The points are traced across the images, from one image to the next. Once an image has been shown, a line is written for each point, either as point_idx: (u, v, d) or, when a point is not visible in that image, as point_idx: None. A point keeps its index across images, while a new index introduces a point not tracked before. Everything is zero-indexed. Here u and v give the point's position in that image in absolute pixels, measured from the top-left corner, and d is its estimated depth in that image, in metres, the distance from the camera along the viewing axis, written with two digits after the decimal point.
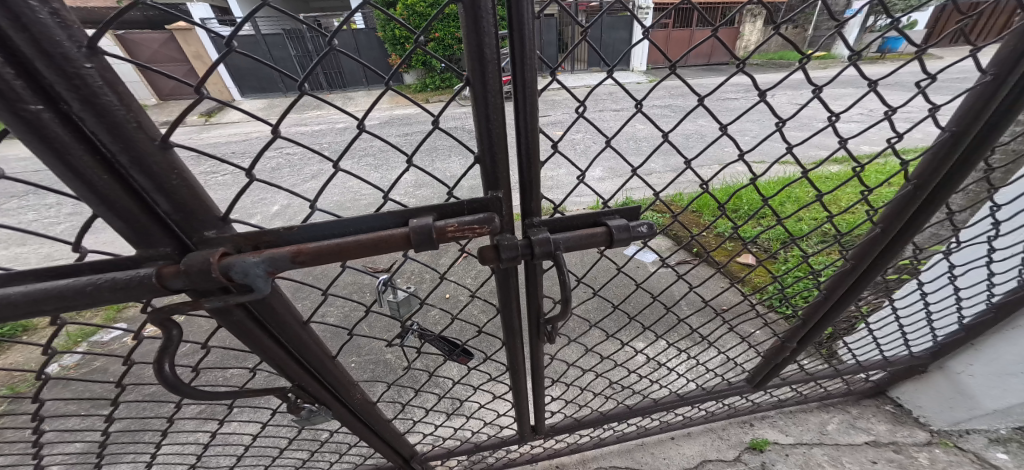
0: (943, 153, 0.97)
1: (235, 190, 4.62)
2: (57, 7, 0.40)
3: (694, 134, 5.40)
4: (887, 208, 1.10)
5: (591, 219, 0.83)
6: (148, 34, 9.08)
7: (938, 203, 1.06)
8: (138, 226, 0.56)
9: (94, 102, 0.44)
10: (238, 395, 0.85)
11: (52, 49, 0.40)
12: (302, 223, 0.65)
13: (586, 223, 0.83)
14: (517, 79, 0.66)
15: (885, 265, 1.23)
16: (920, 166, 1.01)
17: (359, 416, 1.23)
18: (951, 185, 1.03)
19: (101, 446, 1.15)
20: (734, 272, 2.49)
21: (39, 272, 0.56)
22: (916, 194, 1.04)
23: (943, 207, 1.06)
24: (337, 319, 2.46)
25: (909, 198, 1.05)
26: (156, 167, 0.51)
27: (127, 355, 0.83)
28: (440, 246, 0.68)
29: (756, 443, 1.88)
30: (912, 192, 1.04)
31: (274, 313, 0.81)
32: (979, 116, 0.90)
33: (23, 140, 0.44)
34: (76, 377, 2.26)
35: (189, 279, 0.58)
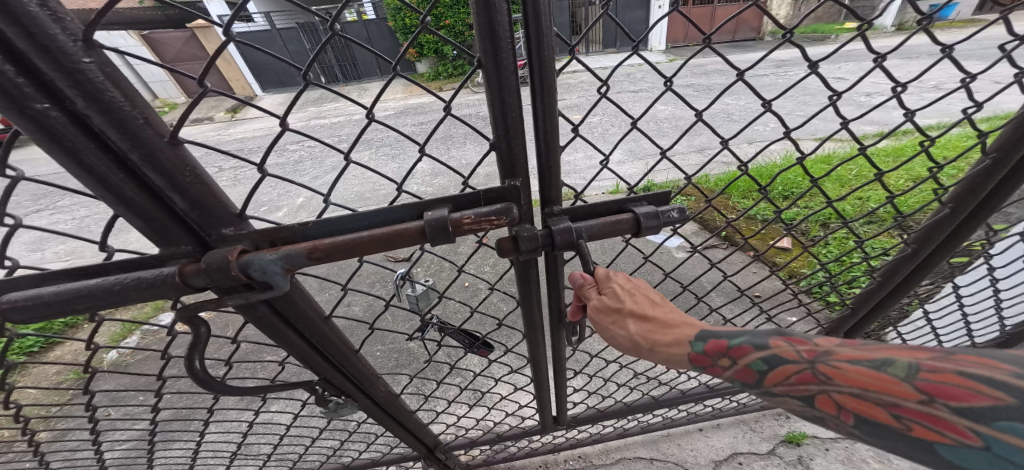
0: None
1: (261, 184, 4.78)
2: None
3: (722, 113, 5.12)
4: (957, 186, 0.99)
5: (617, 206, 0.78)
6: (171, 34, 9.44)
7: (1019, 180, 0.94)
8: (158, 225, 0.56)
9: (98, 97, 0.43)
10: (268, 389, 0.87)
11: (47, 43, 0.39)
12: (316, 219, 0.63)
13: (610, 210, 0.78)
14: (533, 62, 0.62)
15: (951, 249, 1.11)
16: (1001, 137, 0.89)
17: (384, 407, 1.25)
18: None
19: (147, 433, 1.22)
20: (770, 258, 2.36)
21: (70, 272, 0.57)
22: (995, 168, 0.93)
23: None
24: (364, 310, 2.53)
25: (985, 174, 0.94)
26: (168, 164, 0.50)
27: (162, 351, 0.86)
28: (457, 239, 0.65)
29: (792, 437, 1.80)
30: (989, 167, 0.92)
31: (297, 310, 0.82)
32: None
33: (36, 139, 0.44)
34: (128, 364, 2.43)
35: (209, 277, 0.57)
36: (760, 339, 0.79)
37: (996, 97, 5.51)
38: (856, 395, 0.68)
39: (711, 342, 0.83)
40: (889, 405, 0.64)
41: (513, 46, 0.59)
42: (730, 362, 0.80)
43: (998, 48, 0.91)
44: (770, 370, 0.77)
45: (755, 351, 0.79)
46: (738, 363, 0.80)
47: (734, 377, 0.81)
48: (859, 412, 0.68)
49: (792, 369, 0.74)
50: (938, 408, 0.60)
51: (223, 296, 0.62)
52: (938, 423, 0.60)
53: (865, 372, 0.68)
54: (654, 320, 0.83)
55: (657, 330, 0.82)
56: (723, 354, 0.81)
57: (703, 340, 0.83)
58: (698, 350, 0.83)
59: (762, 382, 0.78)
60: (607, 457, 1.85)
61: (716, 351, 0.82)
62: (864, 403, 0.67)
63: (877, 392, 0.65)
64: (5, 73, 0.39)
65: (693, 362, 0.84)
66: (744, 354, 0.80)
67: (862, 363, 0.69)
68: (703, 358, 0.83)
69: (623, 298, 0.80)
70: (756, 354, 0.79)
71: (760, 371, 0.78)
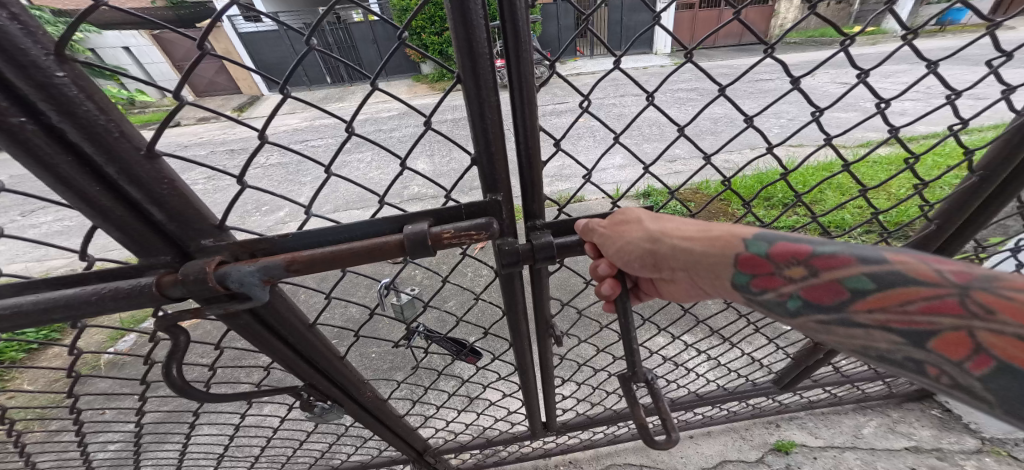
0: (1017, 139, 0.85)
1: (261, 183, 4.78)
2: (16, 11, 0.39)
3: (722, 118, 5.12)
4: (944, 202, 0.99)
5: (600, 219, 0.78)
6: (180, 33, 9.58)
7: (1007, 198, 0.94)
8: (137, 236, 0.56)
9: (73, 112, 0.44)
10: (251, 396, 0.88)
11: (20, 58, 0.40)
12: (296, 230, 0.64)
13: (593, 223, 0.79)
14: (511, 64, 0.61)
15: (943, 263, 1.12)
16: (988, 154, 0.89)
17: (370, 412, 1.25)
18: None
19: (134, 436, 1.22)
20: None
21: (49, 281, 0.57)
22: (982, 185, 0.92)
23: (1015, 198, 0.93)
24: (360, 311, 2.55)
25: (972, 190, 0.94)
26: (144, 176, 0.51)
27: (147, 356, 0.86)
28: (436, 252, 0.66)
29: (781, 445, 1.80)
30: (976, 184, 0.92)
31: (280, 317, 0.82)
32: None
33: (7, 151, 0.44)
34: (127, 362, 2.45)
35: (186, 288, 0.58)
36: (872, 250, 0.64)
37: (999, 105, 5.52)
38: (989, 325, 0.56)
39: (787, 249, 0.71)
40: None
41: (490, 46, 0.58)
42: (811, 273, 0.68)
43: (988, 64, 0.90)
44: (868, 288, 0.63)
45: (858, 264, 0.64)
46: (824, 277, 0.67)
47: (807, 295, 0.69)
48: (1000, 353, 0.55)
49: (914, 291, 0.60)
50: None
51: (201, 306, 0.62)
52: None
53: (1006, 301, 0.56)
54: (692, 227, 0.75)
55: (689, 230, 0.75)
56: (800, 263, 0.69)
57: (776, 247, 0.71)
58: (762, 256, 0.71)
59: (852, 301, 0.65)
60: (598, 463, 1.86)
61: (791, 259, 0.70)
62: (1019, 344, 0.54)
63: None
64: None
65: (743, 269, 0.72)
66: (840, 268, 0.65)
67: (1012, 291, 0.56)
68: (768, 268, 0.71)
69: None
70: (858, 269, 0.64)
71: (858, 290, 0.64)
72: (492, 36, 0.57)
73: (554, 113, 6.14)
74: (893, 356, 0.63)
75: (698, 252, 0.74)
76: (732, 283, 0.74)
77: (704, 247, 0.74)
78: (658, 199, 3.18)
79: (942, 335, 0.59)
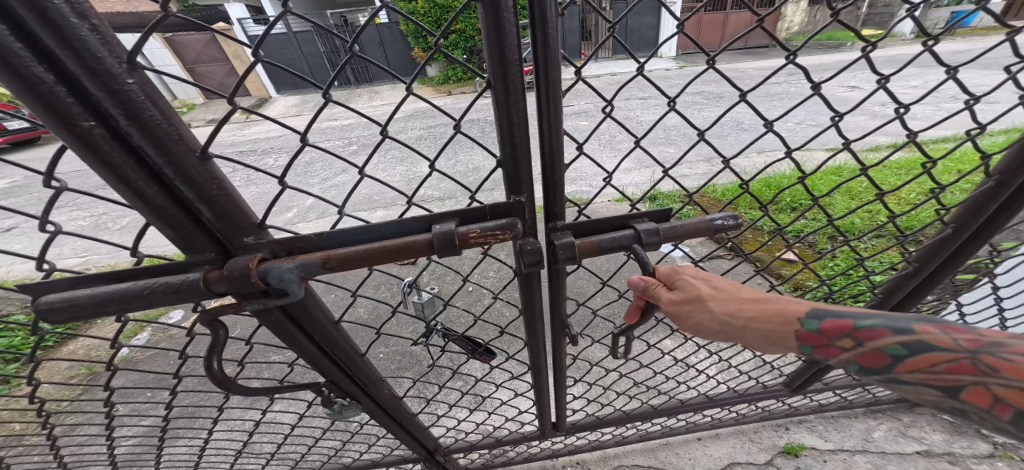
0: None
1: (271, 184, 4.85)
2: (96, 23, 0.42)
3: (731, 122, 5.11)
4: (959, 206, 1.00)
5: (620, 221, 0.81)
6: (192, 36, 9.73)
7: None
8: (185, 233, 0.60)
9: (139, 117, 0.47)
10: (277, 390, 0.91)
11: (96, 66, 0.43)
12: (330, 230, 0.67)
13: (613, 225, 0.81)
14: (539, 69, 0.64)
15: (957, 267, 1.12)
16: (1004, 160, 0.90)
17: (385, 409, 1.27)
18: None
19: (157, 431, 1.25)
20: (774, 269, 2.36)
21: (104, 275, 0.61)
22: (999, 190, 0.93)
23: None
24: (370, 312, 2.58)
25: (987, 195, 0.95)
26: (198, 177, 0.54)
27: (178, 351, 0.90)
28: (464, 251, 0.68)
29: (790, 448, 1.81)
30: (992, 189, 0.94)
31: (308, 314, 0.85)
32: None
33: (79, 153, 0.48)
34: (142, 360, 2.49)
35: (230, 283, 0.61)
36: (902, 321, 0.75)
37: (1011, 109, 5.47)
38: (1003, 381, 0.65)
39: (835, 323, 0.79)
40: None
41: (520, 53, 0.61)
42: (859, 344, 0.78)
43: (1003, 70, 0.91)
44: (906, 355, 0.73)
45: (893, 334, 0.74)
46: (869, 346, 0.76)
47: (860, 360, 0.78)
48: None
49: (940, 355, 0.70)
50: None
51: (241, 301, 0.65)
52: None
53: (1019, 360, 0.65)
54: (751, 305, 0.83)
55: (746, 308, 0.82)
56: (848, 335, 0.79)
57: (826, 323, 0.80)
58: (816, 332, 0.80)
59: (894, 365, 0.74)
60: (606, 464, 1.87)
61: (840, 332, 0.79)
62: None
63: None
64: (46, 84, 0.43)
65: (802, 342, 0.82)
66: (879, 337, 0.75)
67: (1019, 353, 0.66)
68: (824, 340, 0.80)
69: (697, 286, 0.79)
70: (893, 337, 0.74)
71: (897, 356, 0.74)
72: (521, 38, 0.59)
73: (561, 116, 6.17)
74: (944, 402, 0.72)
75: (762, 329, 0.82)
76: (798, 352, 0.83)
77: (767, 325, 0.83)
78: (666, 202, 3.19)
79: (968, 390, 0.69)
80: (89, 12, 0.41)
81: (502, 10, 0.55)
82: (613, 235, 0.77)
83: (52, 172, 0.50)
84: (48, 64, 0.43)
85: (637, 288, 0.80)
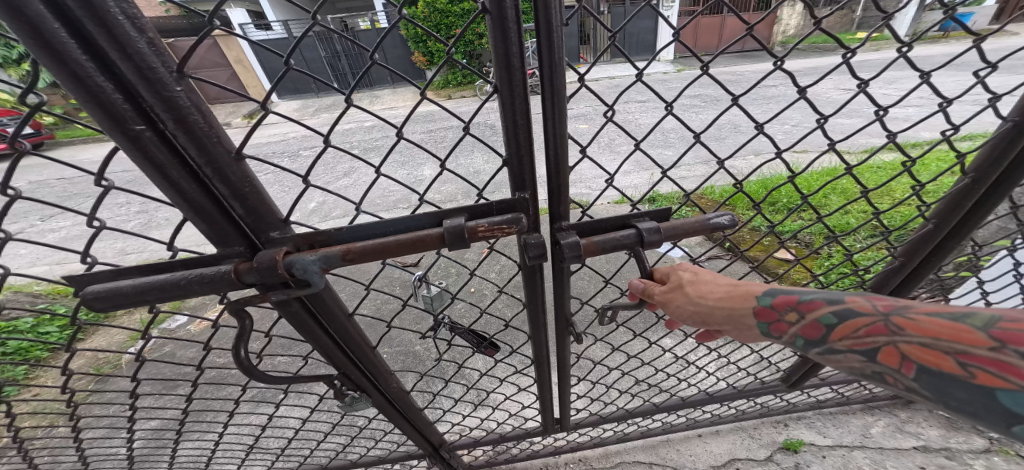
0: (1006, 143, 0.91)
1: (274, 188, 4.91)
2: (152, 37, 0.47)
3: (727, 125, 5.19)
4: (941, 203, 1.05)
5: (622, 220, 0.86)
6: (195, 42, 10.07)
7: (1000, 199, 1.00)
8: (218, 228, 0.65)
9: (185, 120, 0.53)
10: (294, 381, 0.96)
11: (151, 75, 0.48)
12: (349, 225, 0.72)
13: (615, 224, 0.87)
14: (544, 73, 0.69)
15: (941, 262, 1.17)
16: (977, 158, 0.96)
17: (394, 403, 1.32)
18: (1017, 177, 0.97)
19: (173, 426, 1.29)
20: (769, 268, 2.41)
21: (142, 267, 0.66)
22: (976, 186, 0.99)
23: (1006, 199, 0.99)
24: (374, 312, 2.63)
25: (965, 192, 1.00)
26: (232, 175, 0.60)
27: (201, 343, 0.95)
28: (472, 244, 0.73)
29: (790, 444, 1.85)
30: (970, 186, 0.99)
31: (325, 307, 0.91)
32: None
33: (130, 154, 0.53)
34: (152, 360, 2.54)
35: (259, 274, 0.67)
36: (837, 294, 0.76)
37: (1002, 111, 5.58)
38: (917, 341, 0.65)
39: (784, 299, 0.81)
40: (952, 350, 0.61)
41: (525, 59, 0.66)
42: (800, 316, 0.79)
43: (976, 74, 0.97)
44: (839, 323, 0.74)
45: (828, 305, 0.76)
46: (809, 317, 0.78)
47: (801, 334, 0.79)
48: (918, 359, 0.64)
49: (861, 320, 0.71)
50: (1007, 355, 0.56)
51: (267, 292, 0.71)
52: (1004, 369, 0.56)
53: (932, 321, 0.65)
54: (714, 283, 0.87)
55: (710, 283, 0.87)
56: (793, 309, 0.80)
57: (775, 297, 0.82)
58: (765, 306, 0.82)
59: (828, 335, 0.75)
60: (608, 460, 1.91)
61: (787, 307, 0.81)
62: (931, 351, 0.63)
63: (950, 341, 0.62)
64: (106, 92, 0.48)
65: (759, 319, 0.84)
66: (815, 308, 0.78)
67: (934, 314, 0.66)
68: (774, 315, 0.81)
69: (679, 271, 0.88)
70: (828, 307, 0.76)
71: (829, 325, 0.75)
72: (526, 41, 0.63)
73: None
74: (876, 376, 0.70)
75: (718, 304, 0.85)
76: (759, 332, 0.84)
77: (725, 303, 0.85)
78: (665, 203, 3.24)
79: (881, 351, 0.68)
80: (145, 26, 0.46)
81: (507, 20, 0.60)
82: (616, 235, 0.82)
83: (102, 171, 0.55)
84: (108, 74, 0.48)
85: (637, 289, 0.90)
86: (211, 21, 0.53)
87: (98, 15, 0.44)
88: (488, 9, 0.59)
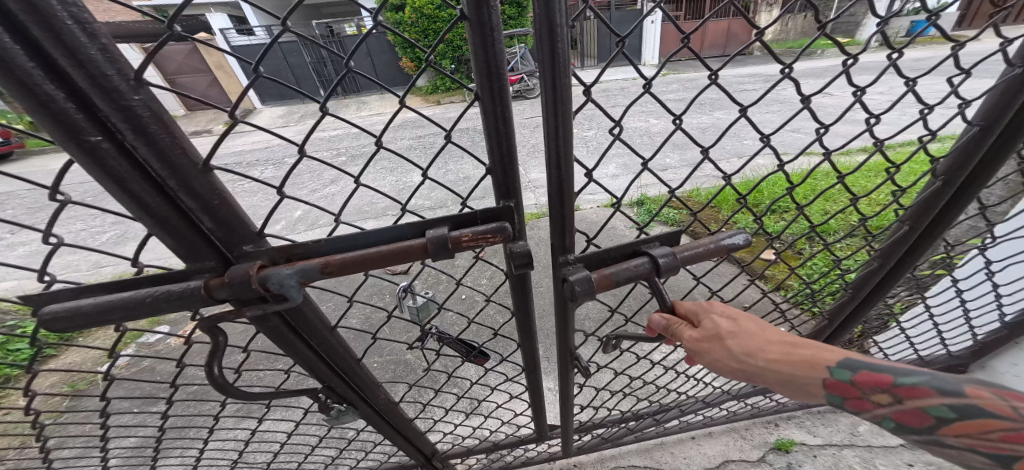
0: (972, 145, 0.93)
1: (258, 197, 4.80)
2: (105, 42, 0.45)
3: (710, 128, 5.30)
4: (915, 204, 1.07)
5: (632, 249, 0.84)
6: (174, 48, 10.08)
7: (969, 200, 1.02)
8: (186, 242, 0.62)
9: (147, 131, 0.50)
10: (276, 395, 0.94)
11: (105, 83, 0.46)
12: (329, 236, 0.70)
13: (625, 253, 0.85)
14: (547, 78, 0.63)
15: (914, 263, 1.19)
16: (946, 163, 0.98)
17: (383, 415, 1.28)
18: (981, 179, 1.00)
19: (150, 446, 1.24)
20: (754, 269, 2.45)
21: (105, 285, 0.62)
22: (945, 189, 1.01)
23: (975, 199, 1.02)
24: (362, 322, 2.57)
25: (936, 193, 1.02)
26: (200, 188, 0.58)
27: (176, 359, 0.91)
28: (457, 254, 0.71)
29: (781, 444, 1.85)
30: (941, 187, 1.00)
31: (306, 321, 0.87)
32: (1008, 107, 0.86)
33: (85, 167, 0.50)
34: (128, 377, 2.44)
35: (231, 290, 0.64)
36: (950, 383, 0.69)
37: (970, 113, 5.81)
38: None
39: (871, 377, 0.76)
40: None
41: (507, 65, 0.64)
42: (896, 401, 0.73)
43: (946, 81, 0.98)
44: (956, 419, 0.68)
45: (938, 395, 0.70)
46: (909, 404, 0.72)
47: (893, 418, 0.74)
48: None
49: (995, 422, 0.65)
50: None
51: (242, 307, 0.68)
52: None
53: None
54: (785, 353, 0.82)
55: (766, 348, 0.83)
56: (885, 391, 0.75)
57: (859, 373, 0.77)
58: (847, 382, 0.77)
59: (937, 426, 0.70)
60: (602, 465, 1.89)
61: (876, 387, 0.76)
62: None
63: None
64: (58, 101, 0.45)
65: (831, 391, 0.79)
66: (922, 397, 0.70)
67: None
68: (857, 393, 0.76)
69: (719, 324, 0.85)
70: (939, 399, 0.69)
71: (942, 418, 0.69)
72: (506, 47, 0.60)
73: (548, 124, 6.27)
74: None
75: (787, 374, 0.81)
76: (826, 403, 0.80)
77: (796, 372, 0.81)
78: (652, 206, 3.25)
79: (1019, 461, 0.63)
80: (98, 32, 0.44)
81: (490, 30, 0.58)
82: (629, 265, 0.81)
83: (58, 184, 0.52)
84: (58, 81, 0.45)
85: (658, 325, 0.91)
86: (171, 27, 0.51)
87: (43, 18, 0.41)
88: (468, 17, 0.57)
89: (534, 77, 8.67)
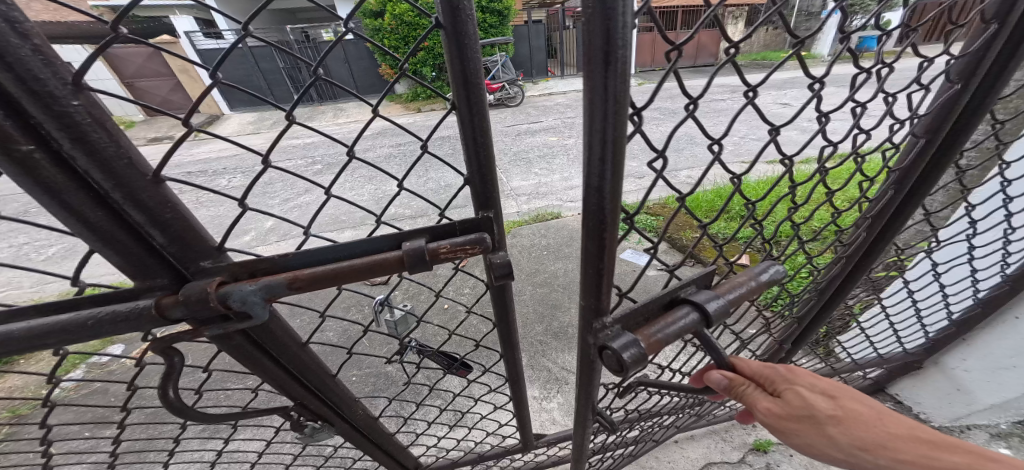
0: (915, 156, 0.95)
1: (225, 206, 4.56)
2: (38, 43, 0.41)
3: (685, 136, 5.43)
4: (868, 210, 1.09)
5: (671, 298, 0.76)
6: (133, 51, 9.79)
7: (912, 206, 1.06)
8: (135, 258, 0.59)
9: (86, 140, 0.47)
10: (242, 417, 0.89)
11: (39, 88, 0.42)
12: (297, 250, 0.66)
13: (664, 303, 0.76)
14: (598, 99, 0.47)
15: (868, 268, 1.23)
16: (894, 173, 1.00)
17: (363, 432, 1.23)
18: (925, 187, 1.03)
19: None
20: (728, 273, 2.50)
21: (40, 307, 0.57)
22: (894, 197, 1.03)
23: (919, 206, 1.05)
24: (339, 336, 2.48)
25: (886, 201, 1.04)
26: (149, 200, 0.54)
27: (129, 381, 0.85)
28: (435, 267, 0.69)
29: (759, 444, 1.89)
30: (891, 196, 1.03)
31: (274, 338, 0.83)
32: (946, 119, 0.89)
33: (14, 179, 0.46)
34: (76, 401, 2.25)
35: (188, 308, 0.61)
36: None
37: None
38: None
39: None
40: None
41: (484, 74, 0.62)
42: None
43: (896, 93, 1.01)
44: None
45: None
46: None
47: None
48: None
49: None
50: None
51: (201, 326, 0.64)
52: None
53: None
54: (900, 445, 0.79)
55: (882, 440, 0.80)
56: None
57: None
58: None
59: None
60: None
61: None
62: None
63: None
64: None
65: None
66: None
67: None
68: None
69: (813, 402, 0.83)
70: None
71: None
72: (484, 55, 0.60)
73: (529, 132, 6.30)
74: None
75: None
76: None
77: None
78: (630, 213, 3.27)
79: None
80: (31, 32, 0.40)
81: (466, 39, 0.57)
82: (674, 322, 0.72)
83: None
84: None
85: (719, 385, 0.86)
86: (117, 30, 0.48)
87: None
88: (443, 25, 0.55)
89: (514, 85, 8.74)
